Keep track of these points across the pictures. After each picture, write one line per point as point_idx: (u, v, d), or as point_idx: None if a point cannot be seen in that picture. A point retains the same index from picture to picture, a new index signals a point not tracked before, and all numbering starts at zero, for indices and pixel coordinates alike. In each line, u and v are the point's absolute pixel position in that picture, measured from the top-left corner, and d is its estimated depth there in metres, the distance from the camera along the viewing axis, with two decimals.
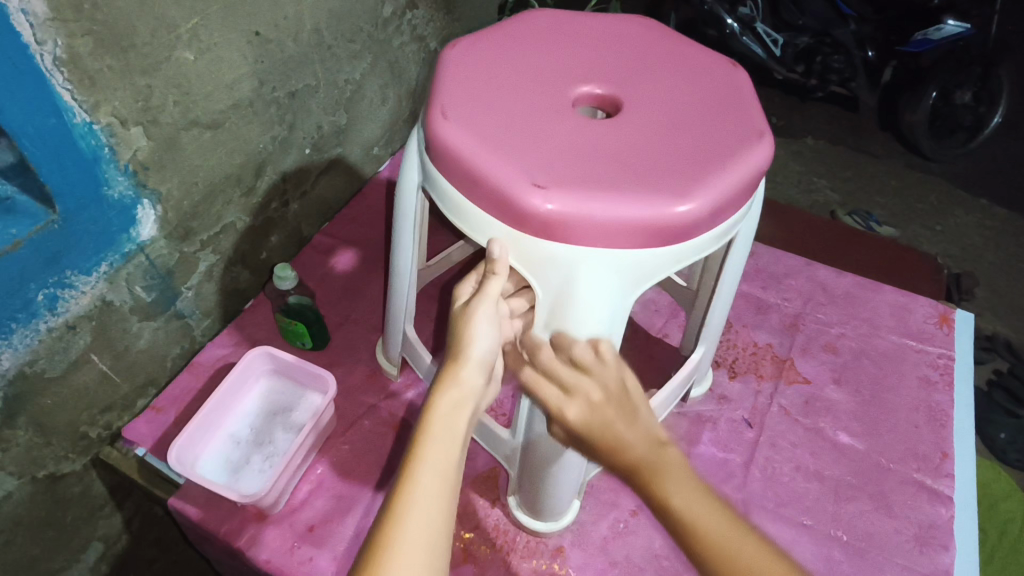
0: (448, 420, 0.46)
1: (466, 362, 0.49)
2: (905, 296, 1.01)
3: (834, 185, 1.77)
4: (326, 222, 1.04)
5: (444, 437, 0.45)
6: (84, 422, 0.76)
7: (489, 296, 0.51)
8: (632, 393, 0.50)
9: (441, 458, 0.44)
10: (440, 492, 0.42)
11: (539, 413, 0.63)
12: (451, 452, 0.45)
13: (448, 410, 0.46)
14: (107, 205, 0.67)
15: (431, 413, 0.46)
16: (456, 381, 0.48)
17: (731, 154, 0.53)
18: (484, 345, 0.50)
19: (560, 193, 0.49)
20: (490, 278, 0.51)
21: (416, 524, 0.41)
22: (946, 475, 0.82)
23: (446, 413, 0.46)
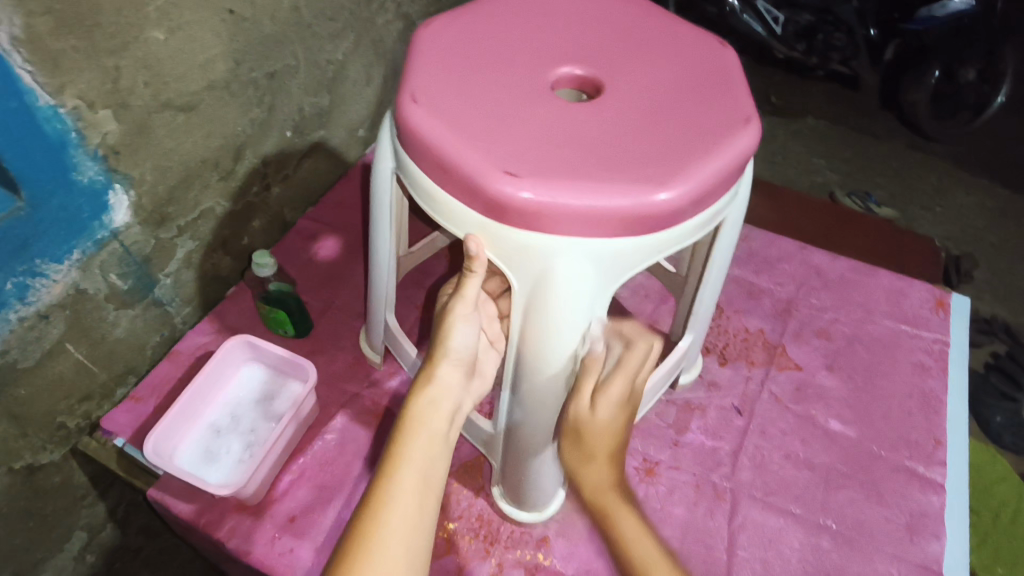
0: (425, 419, 0.55)
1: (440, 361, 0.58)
2: (901, 280, 0.99)
3: (833, 166, 1.74)
4: (310, 206, 1.02)
5: (422, 435, 0.54)
6: (61, 412, 0.75)
7: (466, 298, 0.58)
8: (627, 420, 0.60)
9: (418, 454, 0.53)
10: (416, 486, 0.51)
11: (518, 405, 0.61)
12: (428, 447, 0.53)
13: (426, 409, 0.55)
14: (77, 191, 0.65)
15: (411, 409, 0.55)
16: (432, 379, 0.57)
17: (715, 138, 0.51)
18: (461, 341, 0.59)
19: (533, 181, 0.47)
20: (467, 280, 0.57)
21: (396, 506, 0.50)
22: (939, 462, 0.81)
23: (423, 410, 0.55)
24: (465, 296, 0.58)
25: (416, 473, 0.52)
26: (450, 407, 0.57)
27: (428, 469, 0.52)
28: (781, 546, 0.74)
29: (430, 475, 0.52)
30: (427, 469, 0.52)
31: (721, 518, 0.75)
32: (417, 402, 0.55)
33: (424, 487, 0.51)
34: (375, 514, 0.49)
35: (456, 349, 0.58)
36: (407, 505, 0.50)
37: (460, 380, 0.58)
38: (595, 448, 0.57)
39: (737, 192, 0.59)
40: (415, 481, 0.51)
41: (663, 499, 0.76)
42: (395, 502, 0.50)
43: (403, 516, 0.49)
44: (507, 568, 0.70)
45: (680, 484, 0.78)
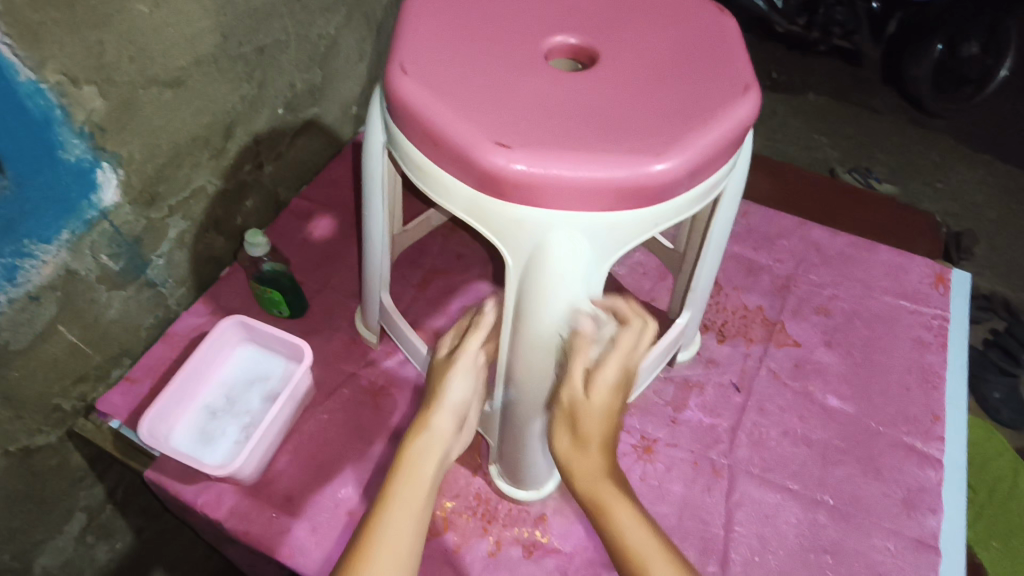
0: (417, 464, 0.54)
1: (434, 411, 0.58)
2: (901, 256, 0.98)
3: (834, 143, 1.72)
4: (304, 185, 1.00)
5: (413, 482, 0.53)
6: (56, 394, 0.74)
7: (469, 352, 0.60)
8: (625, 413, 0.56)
9: (409, 501, 0.52)
10: (405, 533, 0.50)
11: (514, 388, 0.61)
12: (418, 492, 0.52)
13: (417, 456, 0.55)
14: (63, 170, 0.64)
15: (400, 460, 0.55)
16: (425, 429, 0.57)
17: (713, 108, 0.50)
18: (459, 395, 0.59)
19: (525, 152, 0.46)
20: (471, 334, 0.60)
21: (386, 558, 0.48)
22: (937, 437, 0.81)
23: (412, 459, 0.54)
24: (467, 346, 0.60)
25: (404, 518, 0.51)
26: (443, 458, 0.56)
27: (418, 517, 0.51)
28: (778, 521, 0.74)
29: (419, 522, 0.51)
30: (416, 517, 0.51)
31: (718, 495, 0.76)
32: (411, 450, 0.55)
33: (412, 535, 0.50)
34: (361, 561, 0.48)
35: (453, 400, 0.59)
36: (395, 553, 0.48)
37: (453, 428, 0.58)
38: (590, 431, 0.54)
39: (737, 164, 0.58)
40: (403, 528, 0.50)
41: (661, 476, 0.76)
42: (383, 547, 0.48)
43: (391, 562, 0.48)
44: (505, 546, 0.70)
45: (678, 461, 0.78)
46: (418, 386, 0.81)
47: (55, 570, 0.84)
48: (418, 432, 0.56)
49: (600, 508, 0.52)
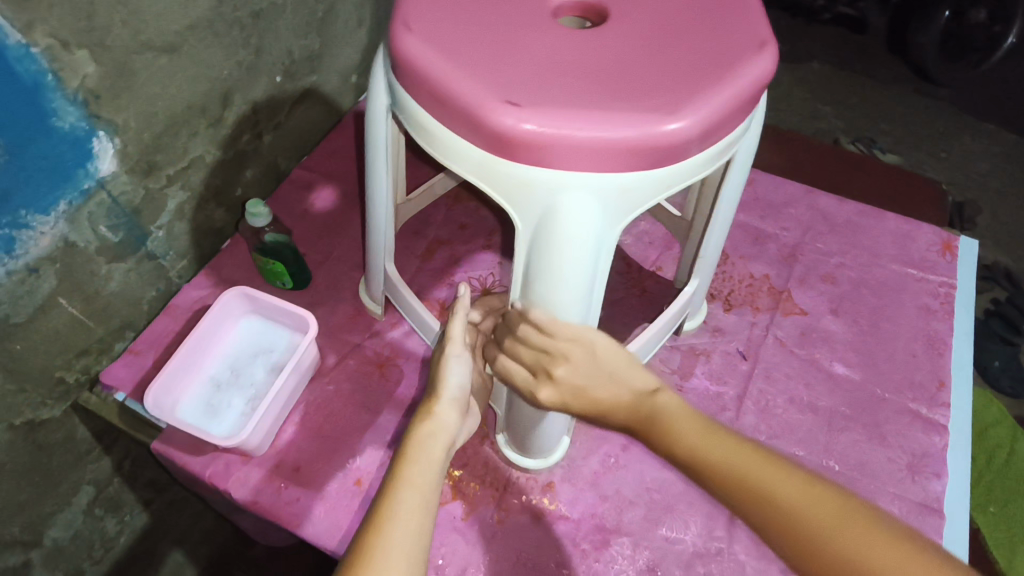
0: (425, 449, 0.52)
1: (437, 401, 0.57)
2: (908, 224, 0.97)
3: (839, 111, 1.70)
4: (304, 156, 0.99)
5: (422, 460, 0.51)
6: (59, 367, 0.74)
7: (454, 339, 0.61)
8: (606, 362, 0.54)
9: (421, 478, 0.50)
10: (417, 513, 0.47)
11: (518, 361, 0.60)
12: (428, 475, 0.50)
13: (425, 441, 0.53)
14: (57, 138, 0.62)
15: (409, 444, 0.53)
16: (430, 416, 0.56)
17: (729, 65, 0.48)
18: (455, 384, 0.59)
19: (535, 111, 0.44)
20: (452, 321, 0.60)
21: (398, 537, 0.45)
22: (942, 403, 0.81)
23: (421, 444, 0.53)
24: (452, 336, 0.61)
25: (415, 492, 0.48)
26: (450, 445, 0.55)
27: (429, 492, 0.49)
28: None
29: (430, 498, 0.49)
30: (428, 492, 0.49)
31: None
32: (416, 434, 0.54)
33: (425, 510, 0.48)
34: (376, 535, 0.45)
35: (451, 388, 0.59)
36: (409, 526, 0.46)
37: (456, 417, 0.57)
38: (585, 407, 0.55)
39: (750, 126, 0.56)
40: (416, 501, 0.48)
41: None
42: (397, 520, 0.46)
43: (406, 535, 0.45)
44: (513, 513, 0.71)
45: None
46: (424, 357, 0.81)
47: (65, 542, 0.84)
48: (423, 420, 0.55)
49: (659, 436, 0.51)
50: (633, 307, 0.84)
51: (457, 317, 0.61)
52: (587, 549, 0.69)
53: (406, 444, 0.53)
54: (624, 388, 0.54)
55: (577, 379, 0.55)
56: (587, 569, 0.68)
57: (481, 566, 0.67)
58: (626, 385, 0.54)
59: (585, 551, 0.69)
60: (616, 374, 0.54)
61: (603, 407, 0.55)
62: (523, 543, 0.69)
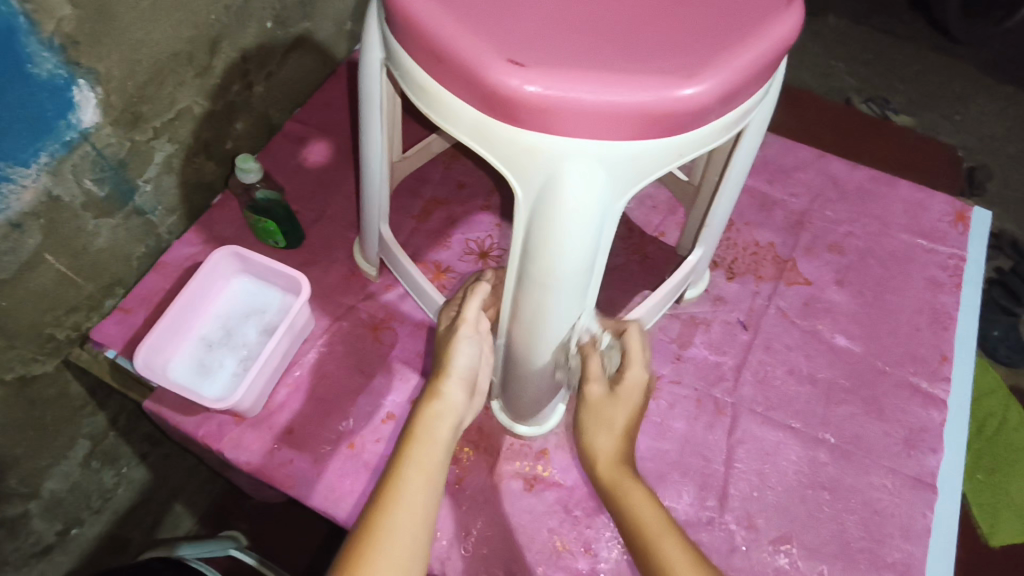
0: (431, 429, 0.54)
1: (445, 378, 0.58)
2: (921, 192, 0.94)
3: (854, 70, 1.63)
4: (297, 108, 0.95)
5: (428, 439, 0.54)
6: (49, 324, 0.72)
7: (467, 321, 0.61)
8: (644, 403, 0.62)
9: (426, 457, 0.52)
10: (421, 494, 0.50)
11: (519, 335, 0.58)
12: (433, 455, 0.53)
13: (431, 420, 0.55)
14: (35, 86, 0.59)
15: (416, 421, 0.55)
16: (437, 395, 0.57)
17: (750, 25, 0.45)
18: (464, 362, 0.59)
19: (540, 71, 0.41)
20: (468, 303, 0.61)
21: (403, 515, 0.48)
22: (943, 378, 0.80)
23: (428, 421, 0.55)
24: (466, 318, 0.60)
25: (421, 472, 0.51)
26: (455, 425, 0.56)
27: (435, 473, 0.52)
28: (778, 459, 0.74)
29: (436, 479, 0.52)
30: (433, 471, 0.52)
31: (721, 432, 0.75)
32: (423, 413, 0.56)
33: (431, 490, 0.51)
34: (383, 514, 0.48)
35: (460, 367, 0.59)
36: (414, 505, 0.49)
37: (463, 396, 0.58)
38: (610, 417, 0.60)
39: (767, 94, 0.53)
40: (422, 481, 0.51)
41: (663, 413, 0.76)
42: (403, 498, 0.49)
43: (412, 512, 0.49)
44: (506, 479, 0.71)
45: (681, 398, 0.77)
46: (420, 321, 0.79)
47: (63, 494, 0.85)
48: (431, 398, 0.56)
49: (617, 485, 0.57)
50: (633, 274, 0.82)
51: (475, 297, 0.61)
52: (578, 515, 0.69)
53: (412, 424, 0.55)
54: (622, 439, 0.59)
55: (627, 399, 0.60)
56: (579, 535, 0.68)
57: (474, 529, 0.68)
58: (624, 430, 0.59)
59: (577, 517, 0.69)
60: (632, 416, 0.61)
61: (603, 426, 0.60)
62: (515, 508, 0.69)
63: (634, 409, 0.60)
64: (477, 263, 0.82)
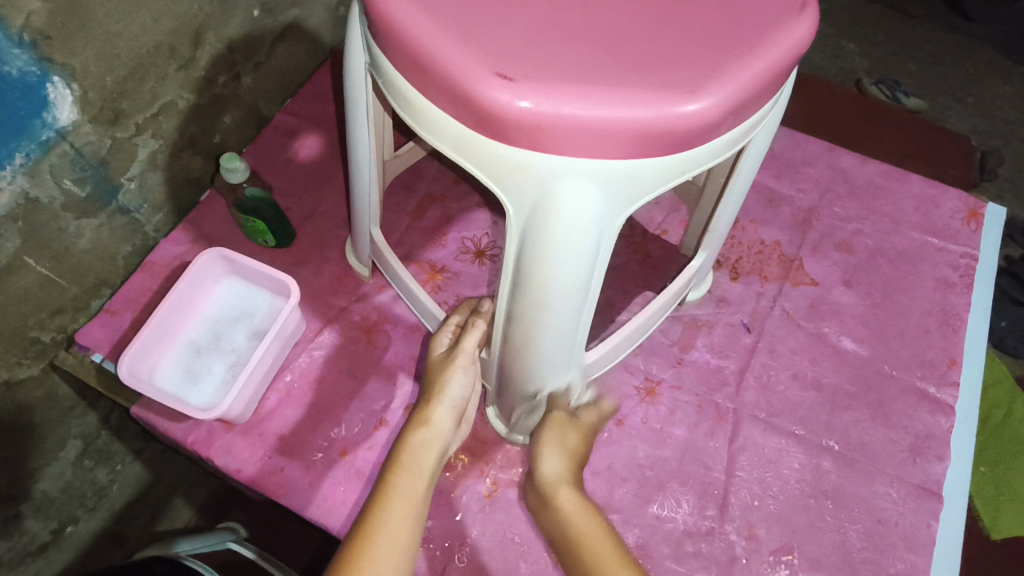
0: (417, 457, 0.55)
1: (434, 406, 0.58)
2: (933, 188, 0.91)
3: (864, 50, 1.58)
4: (288, 99, 0.92)
5: (415, 464, 0.54)
6: (32, 328, 0.70)
7: (465, 351, 0.60)
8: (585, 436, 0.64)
9: (412, 484, 0.53)
10: (405, 518, 0.50)
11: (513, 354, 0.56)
12: (417, 481, 0.53)
13: (418, 449, 0.56)
14: (7, 85, 0.56)
15: (403, 446, 0.55)
16: (425, 423, 0.57)
17: (760, 34, 0.42)
18: (457, 393, 0.60)
19: (532, 86, 0.39)
20: (467, 334, 0.61)
21: (387, 539, 0.48)
22: (952, 383, 0.78)
23: (416, 448, 0.55)
24: (464, 346, 0.60)
25: (405, 498, 0.51)
26: (442, 453, 0.57)
27: (419, 498, 0.52)
28: (780, 467, 0.72)
29: (419, 504, 0.52)
30: (418, 497, 0.52)
31: (722, 439, 0.74)
32: (410, 442, 0.56)
33: (415, 515, 0.51)
34: (365, 539, 0.48)
35: (452, 395, 0.59)
36: (398, 532, 0.49)
37: (450, 425, 0.59)
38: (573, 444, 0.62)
39: (776, 103, 0.50)
40: (406, 507, 0.51)
41: (663, 419, 0.74)
42: (389, 525, 0.49)
43: (397, 539, 0.49)
44: (501, 487, 0.69)
45: (682, 404, 0.75)
46: (414, 324, 0.77)
47: (56, 494, 0.83)
48: (420, 427, 0.57)
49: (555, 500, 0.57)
50: (634, 275, 0.80)
51: (474, 330, 0.61)
52: None
53: (399, 450, 0.55)
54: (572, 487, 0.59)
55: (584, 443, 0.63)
56: None
57: (468, 539, 0.66)
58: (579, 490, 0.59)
59: None
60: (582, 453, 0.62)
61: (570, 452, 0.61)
62: (509, 517, 0.68)
63: (585, 436, 0.64)
64: (473, 262, 0.80)
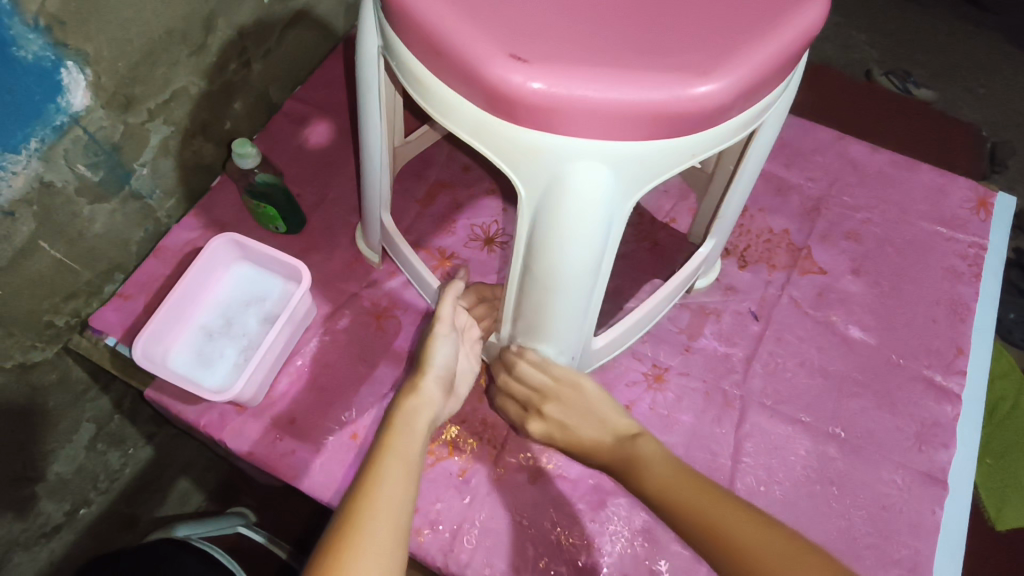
0: (410, 422, 0.54)
1: (423, 376, 0.59)
2: (943, 177, 0.91)
3: (874, 40, 1.57)
4: (298, 86, 0.92)
5: (407, 430, 0.53)
6: (47, 311, 0.71)
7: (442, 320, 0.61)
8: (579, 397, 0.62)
9: (406, 447, 0.52)
10: (403, 478, 0.49)
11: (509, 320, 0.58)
12: (412, 446, 0.53)
13: (410, 415, 0.55)
14: (22, 70, 0.56)
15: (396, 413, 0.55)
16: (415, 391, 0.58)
17: (772, 17, 0.42)
18: (442, 361, 0.61)
19: (545, 67, 0.39)
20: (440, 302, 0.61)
21: (385, 498, 0.47)
22: (959, 371, 0.78)
23: (408, 415, 0.55)
24: (441, 316, 0.61)
25: (401, 461, 0.51)
26: (432, 421, 0.57)
27: (413, 463, 0.51)
28: (786, 453, 0.73)
29: (415, 468, 0.51)
30: (413, 460, 0.51)
31: (729, 425, 0.74)
32: (402, 409, 0.56)
33: (410, 477, 0.50)
34: (364, 497, 0.47)
35: (438, 365, 0.60)
36: (395, 491, 0.48)
37: (440, 394, 0.59)
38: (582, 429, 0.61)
39: (787, 88, 0.50)
40: (401, 468, 0.50)
41: (670, 405, 0.75)
42: (386, 485, 0.48)
43: (393, 500, 0.48)
44: (510, 471, 0.70)
45: (689, 391, 0.76)
46: (423, 310, 0.78)
47: (69, 475, 0.84)
48: (410, 394, 0.57)
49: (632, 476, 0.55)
50: (643, 262, 0.80)
51: (449, 294, 0.62)
52: (582, 509, 0.69)
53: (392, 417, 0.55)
54: (606, 429, 0.60)
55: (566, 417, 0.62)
56: (584, 528, 0.68)
57: (476, 521, 0.67)
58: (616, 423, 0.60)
59: (581, 510, 0.69)
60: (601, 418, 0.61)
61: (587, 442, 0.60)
62: (518, 500, 0.69)
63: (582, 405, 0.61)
64: (482, 249, 0.80)
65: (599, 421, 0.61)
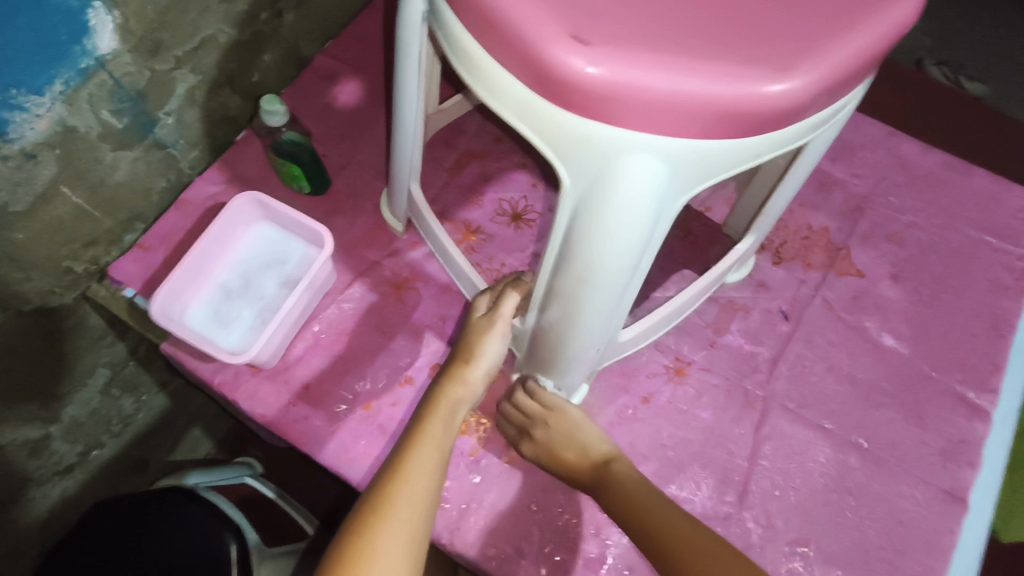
0: (444, 412, 0.57)
1: (469, 366, 0.61)
2: (997, 183, 0.86)
3: (930, 26, 1.48)
4: (329, 40, 0.89)
5: (441, 418, 0.56)
6: (66, 258, 0.70)
7: (501, 317, 0.62)
8: (577, 426, 0.63)
9: (441, 434, 0.55)
10: (433, 460, 0.52)
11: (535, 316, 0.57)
12: (444, 434, 0.55)
13: (445, 403, 0.58)
14: (47, 8, 0.53)
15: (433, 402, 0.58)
16: (459, 380, 0.60)
17: (858, 12, 0.39)
18: (490, 359, 0.62)
19: (608, 52, 0.36)
20: (504, 299, 0.61)
21: (417, 478, 0.50)
22: (992, 390, 0.75)
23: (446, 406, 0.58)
24: (502, 313, 0.61)
25: (434, 445, 0.53)
26: (468, 411, 0.60)
27: (445, 448, 0.54)
28: (805, 459, 0.71)
29: (446, 452, 0.54)
30: (444, 446, 0.54)
31: (748, 426, 0.72)
32: (440, 396, 0.59)
33: (441, 460, 0.53)
34: (399, 476, 0.50)
35: (488, 358, 0.61)
36: (427, 470, 0.51)
37: (482, 386, 0.61)
38: (568, 459, 0.63)
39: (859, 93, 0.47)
40: (434, 455, 0.53)
41: (690, 401, 0.73)
42: (419, 466, 0.51)
43: (421, 481, 0.50)
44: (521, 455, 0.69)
45: (710, 387, 0.74)
46: (444, 284, 0.76)
47: (84, 419, 0.84)
48: (449, 383, 0.59)
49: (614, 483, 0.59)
50: (674, 252, 0.77)
51: (512, 297, 0.61)
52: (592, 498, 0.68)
53: (427, 405, 0.58)
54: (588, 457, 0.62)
55: (556, 441, 0.63)
56: (592, 518, 0.67)
57: (484, 502, 0.67)
58: (591, 448, 0.63)
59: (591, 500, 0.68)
60: (588, 445, 0.63)
61: (574, 464, 0.62)
62: (529, 484, 0.68)
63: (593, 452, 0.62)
64: (509, 226, 0.77)
65: (580, 447, 0.63)
